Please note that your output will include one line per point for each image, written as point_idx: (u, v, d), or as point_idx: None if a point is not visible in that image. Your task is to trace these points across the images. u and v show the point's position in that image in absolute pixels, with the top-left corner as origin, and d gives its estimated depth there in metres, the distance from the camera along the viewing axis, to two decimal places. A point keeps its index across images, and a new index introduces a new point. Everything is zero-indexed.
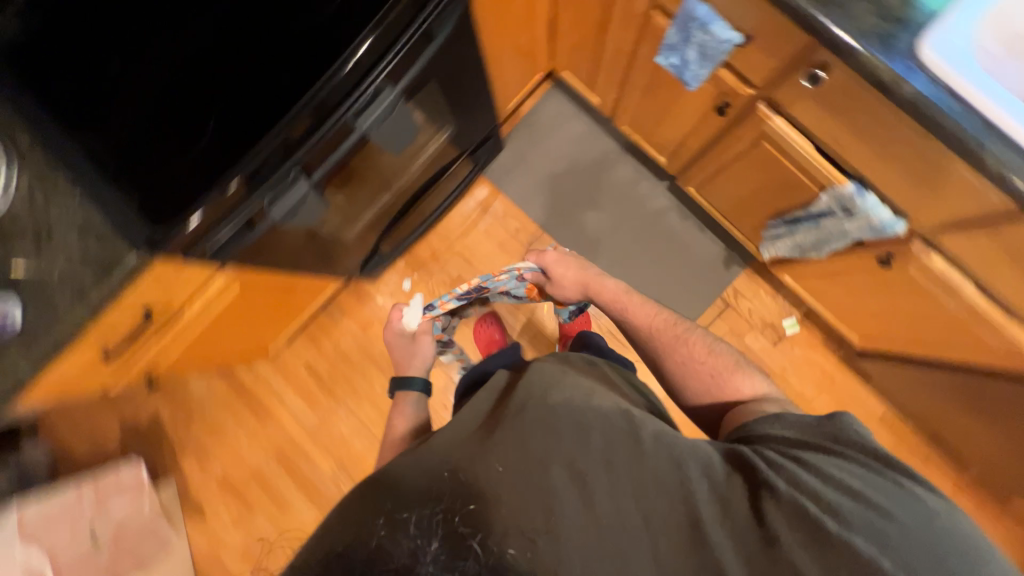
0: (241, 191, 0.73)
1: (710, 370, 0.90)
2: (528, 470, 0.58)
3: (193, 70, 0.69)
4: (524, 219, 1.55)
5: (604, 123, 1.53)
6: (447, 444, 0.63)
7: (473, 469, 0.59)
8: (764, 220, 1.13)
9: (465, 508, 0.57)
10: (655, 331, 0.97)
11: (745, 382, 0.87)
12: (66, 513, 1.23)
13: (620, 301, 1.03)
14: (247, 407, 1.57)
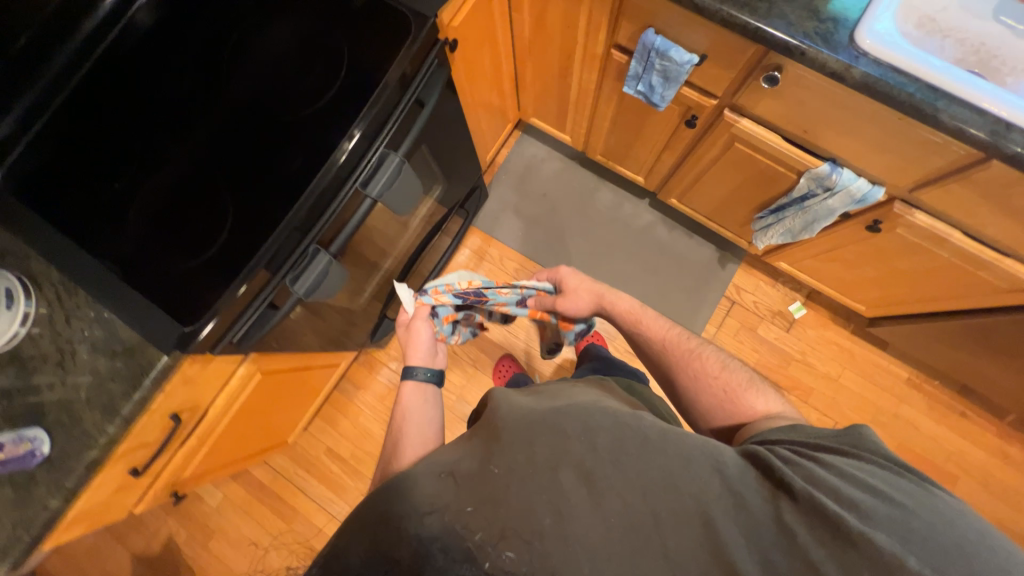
0: (266, 275, 0.73)
1: (721, 386, 0.87)
2: (528, 465, 0.54)
3: (204, 175, 0.74)
4: (520, 259, 1.59)
5: (577, 157, 1.62)
6: (449, 452, 0.60)
7: (473, 467, 0.56)
8: (752, 213, 1.20)
9: (463, 506, 0.52)
10: (667, 348, 0.95)
11: (759, 400, 0.83)
12: None
13: (630, 321, 1.00)
14: (269, 508, 1.47)
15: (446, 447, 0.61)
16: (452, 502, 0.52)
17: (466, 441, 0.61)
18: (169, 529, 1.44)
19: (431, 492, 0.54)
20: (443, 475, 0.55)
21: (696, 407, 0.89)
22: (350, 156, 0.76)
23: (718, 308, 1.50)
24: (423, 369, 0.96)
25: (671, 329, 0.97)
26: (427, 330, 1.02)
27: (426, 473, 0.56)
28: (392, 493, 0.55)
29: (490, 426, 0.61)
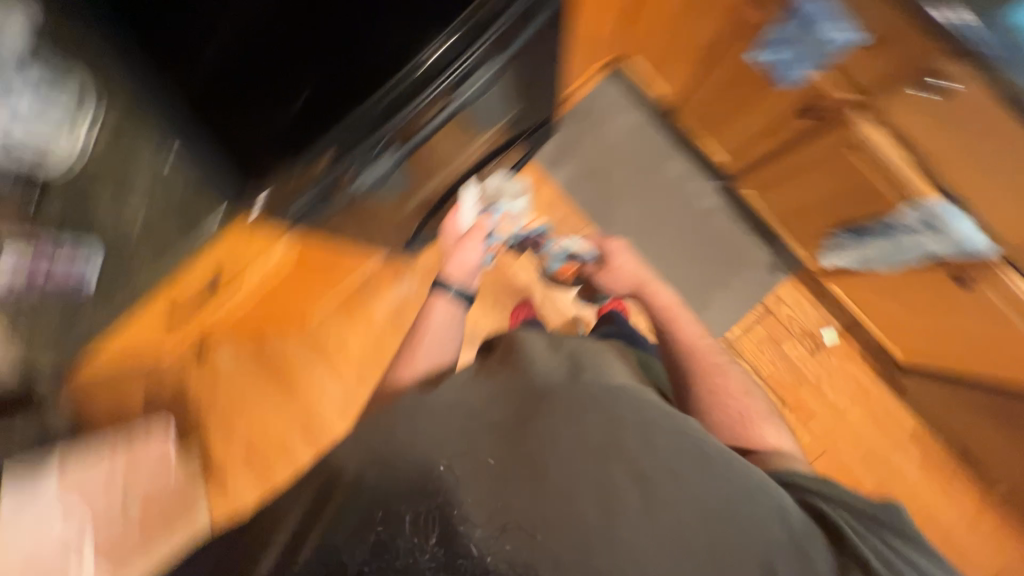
0: (330, 159, 0.72)
1: (738, 410, 0.87)
2: (545, 444, 0.58)
3: (289, 20, 0.67)
4: (569, 208, 1.52)
5: (659, 117, 1.49)
6: (447, 427, 0.61)
7: (492, 428, 0.60)
8: (827, 228, 1.18)
9: (475, 465, 0.57)
10: (697, 358, 0.92)
11: (771, 432, 0.85)
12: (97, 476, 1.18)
13: (666, 321, 0.97)
14: (273, 377, 1.56)
15: (467, 391, 0.66)
16: (468, 458, 0.58)
17: (488, 392, 0.65)
18: None
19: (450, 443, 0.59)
20: (462, 428, 0.60)
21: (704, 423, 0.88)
22: (439, 58, 0.72)
23: (753, 313, 1.46)
24: (456, 290, 0.97)
25: (704, 341, 0.94)
26: (474, 253, 1.01)
27: (448, 421, 0.61)
28: (413, 432, 0.60)
29: (513, 387, 0.65)
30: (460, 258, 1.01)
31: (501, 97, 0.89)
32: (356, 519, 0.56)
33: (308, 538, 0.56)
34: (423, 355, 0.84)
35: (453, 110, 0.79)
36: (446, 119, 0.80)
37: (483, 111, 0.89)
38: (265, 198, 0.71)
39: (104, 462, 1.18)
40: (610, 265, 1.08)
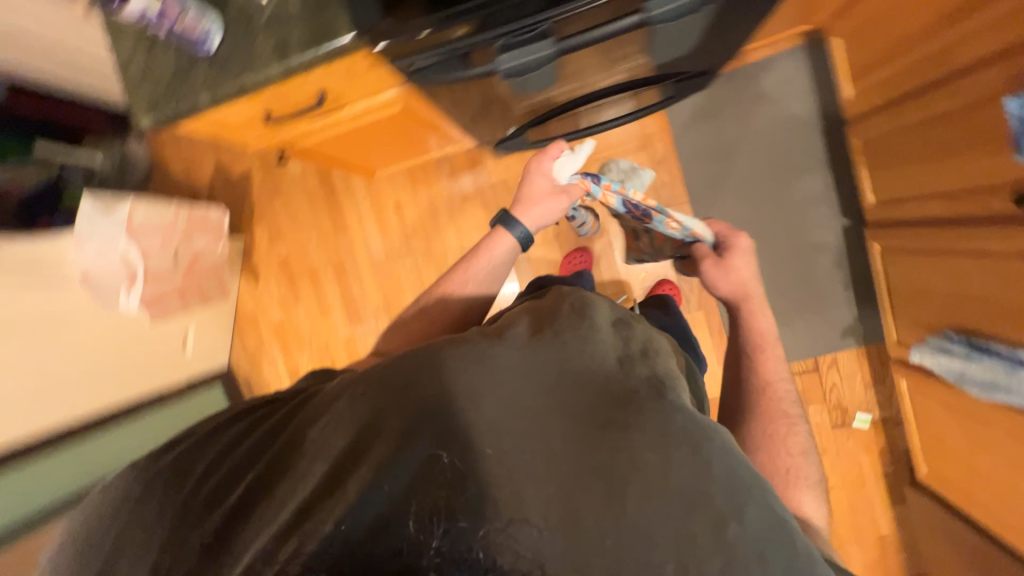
0: (472, 28, 0.60)
1: (788, 466, 0.73)
2: (610, 469, 0.39)
3: None
4: (676, 174, 1.39)
5: (826, 119, 1.28)
6: (458, 389, 0.42)
7: (535, 434, 0.41)
8: (945, 326, 0.99)
9: (515, 477, 0.39)
10: (768, 398, 0.81)
11: (810, 503, 0.71)
12: (163, 224, 1.25)
13: (750, 348, 0.86)
14: (329, 210, 1.63)
15: (502, 356, 0.44)
16: (501, 462, 0.40)
17: (536, 366, 0.43)
18: (258, 166, 1.66)
19: (477, 436, 0.41)
20: (492, 416, 0.41)
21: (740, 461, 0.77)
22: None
23: (798, 363, 1.38)
24: (522, 229, 0.89)
25: (788, 390, 0.82)
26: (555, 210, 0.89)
27: (474, 401, 0.42)
28: (423, 406, 0.42)
29: (572, 370, 0.43)
30: (538, 197, 0.90)
31: (697, 30, 0.71)
32: (341, 498, 0.39)
33: (289, 495, 0.42)
34: (472, 282, 0.85)
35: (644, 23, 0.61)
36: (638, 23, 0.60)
37: (672, 39, 0.70)
38: (392, 43, 0.63)
39: (170, 215, 1.26)
40: (725, 263, 0.90)
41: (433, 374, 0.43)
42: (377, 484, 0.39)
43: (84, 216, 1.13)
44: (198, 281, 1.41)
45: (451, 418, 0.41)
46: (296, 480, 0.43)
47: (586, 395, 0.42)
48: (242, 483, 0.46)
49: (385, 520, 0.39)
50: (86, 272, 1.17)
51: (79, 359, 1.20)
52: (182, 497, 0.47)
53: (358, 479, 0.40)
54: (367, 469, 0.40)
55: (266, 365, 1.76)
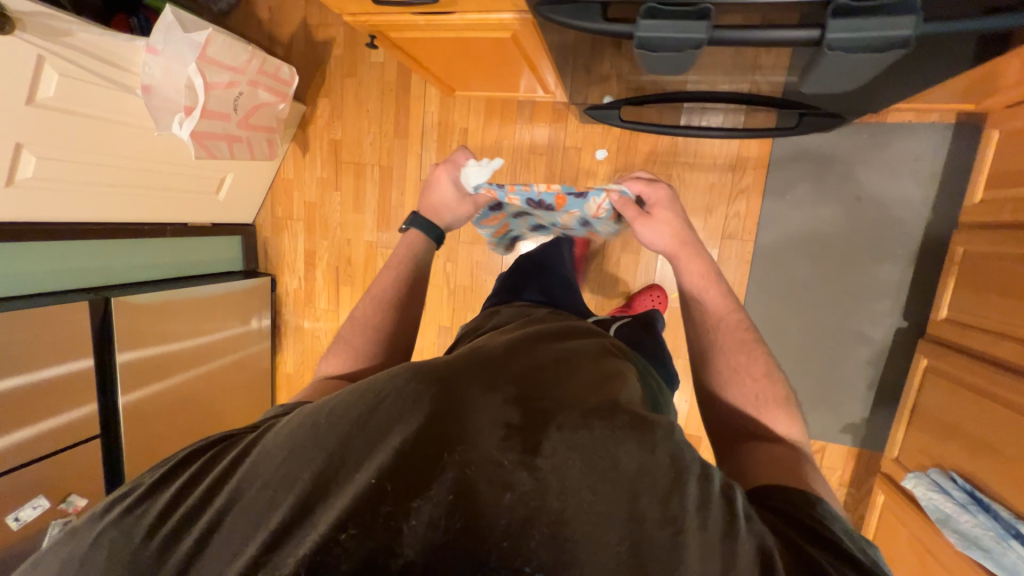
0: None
1: (753, 397, 0.69)
2: (570, 470, 0.41)
3: None
4: (753, 210, 1.30)
5: (936, 213, 1.16)
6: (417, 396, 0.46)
7: (511, 444, 0.42)
8: (951, 466, 0.95)
9: (504, 483, 0.40)
10: (724, 330, 0.76)
11: (782, 420, 0.67)
12: (236, 62, 1.21)
13: (701, 279, 0.82)
14: (395, 111, 1.57)
15: (467, 381, 0.49)
16: (489, 468, 0.41)
17: (502, 392, 0.49)
18: (343, 38, 1.58)
19: (461, 447, 0.42)
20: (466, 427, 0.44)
21: (721, 424, 0.72)
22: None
23: None
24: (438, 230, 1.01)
25: (732, 311, 0.78)
26: (459, 211, 1.01)
27: (453, 417, 0.45)
28: (403, 418, 0.44)
29: (536, 399, 0.49)
30: (448, 204, 1.01)
31: (862, 79, 0.63)
32: (336, 497, 0.39)
33: (274, 503, 0.40)
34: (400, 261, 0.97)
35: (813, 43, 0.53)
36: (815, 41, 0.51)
37: (830, 77, 0.62)
38: None
39: (244, 59, 1.22)
40: (650, 215, 0.85)
41: (409, 396, 0.46)
42: (368, 478, 0.39)
43: (162, 25, 1.08)
44: (251, 130, 1.37)
45: (436, 428, 0.44)
46: (275, 486, 0.41)
47: (555, 418, 0.46)
48: (206, 510, 0.41)
49: (384, 518, 0.37)
50: (152, 83, 1.13)
51: (112, 161, 1.21)
52: (123, 536, 0.39)
53: (351, 482, 0.40)
54: (356, 467, 0.41)
55: (287, 236, 1.79)
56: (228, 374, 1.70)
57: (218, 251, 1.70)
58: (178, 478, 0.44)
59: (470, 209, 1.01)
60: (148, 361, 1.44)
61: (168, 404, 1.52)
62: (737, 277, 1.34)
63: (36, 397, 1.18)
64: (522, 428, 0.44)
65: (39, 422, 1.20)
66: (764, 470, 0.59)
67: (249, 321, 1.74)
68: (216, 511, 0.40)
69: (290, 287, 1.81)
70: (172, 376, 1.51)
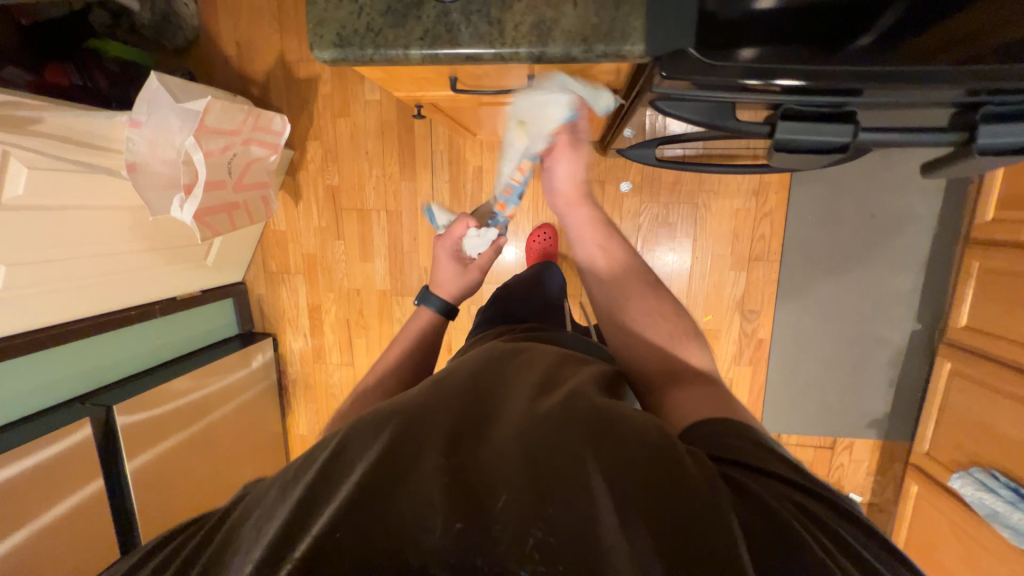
0: (761, 88, 0.51)
1: (665, 335, 0.64)
2: (533, 447, 0.40)
3: None
4: (776, 231, 1.35)
5: (942, 225, 1.26)
6: (384, 418, 0.45)
7: (480, 451, 0.40)
8: (990, 464, 1.06)
9: (478, 491, 0.37)
10: (626, 275, 0.70)
11: (692, 354, 0.62)
12: (234, 123, 1.07)
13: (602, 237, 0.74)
14: (400, 152, 1.47)
15: (421, 399, 0.47)
16: (463, 476, 0.38)
17: (457, 403, 0.47)
18: (329, 75, 1.44)
19: (428, 463, 0.39)
20: (428, 442, 0.41)
21: (637, 369, 0.63)
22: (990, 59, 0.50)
23: (815, 439, 1.46)
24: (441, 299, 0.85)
25: (633, 262, 0.72)
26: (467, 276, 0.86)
27: (413, 432, 0.42)
28: (364, 450, 0.41)
29: (497, 408, 0.47)
30: (453, 276, 0.86)
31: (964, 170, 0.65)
32: (306, 526, 0.35)
33: (241, 560, 0.36)
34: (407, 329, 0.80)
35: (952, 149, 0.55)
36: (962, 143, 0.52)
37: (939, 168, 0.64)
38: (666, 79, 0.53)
39: (241, 119, 1.08)
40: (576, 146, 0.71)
41: (379, 424, 0.44)
42: (337, 500, 0.36)
43: (147, 94, 0.94)
44: (246, 188, 1.22)
45: (406, 439, 0.41)
46: (243, 549, 0.37)
47: (516, 417, 0.44)
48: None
49: (357, 530, 0.34)
50: (136, 160, 0.96)
51: (92, 248, 1.04)
52: None
53: (322, 505, 0.37)
54: (327, 495, 0.38)
55: (285, 292, 1.64)
56: (237, 433, 1.52)
57: (209, 320, 1.54)
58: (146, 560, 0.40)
59: (478, 276, 0.87)
60: (152, 440, 1.24)
61: (177, 466, 1.31)
62: (765, 296, 1.39)
63: (29, 495, 0.97)
64: (484, 435, 0.43)
65: (36, 518, 0.98)
66: (689, 407, 0.53)
67: (251, 359, 1.56)
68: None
69: (294, 345, 1.67)
70: (182, 453, 1.33)
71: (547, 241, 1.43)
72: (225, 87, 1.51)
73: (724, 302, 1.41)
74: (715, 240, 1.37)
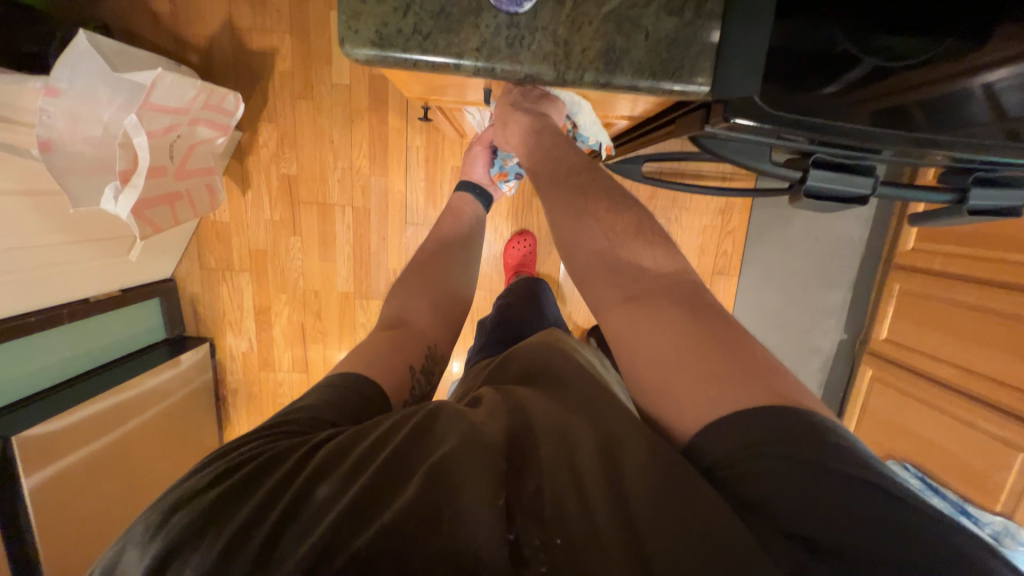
0: (798, 142, 0.52)
1: (604, 240, 0.54)
2: (592, 460, 0.39)
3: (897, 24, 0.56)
4: (736, 247, 1.46)
5: (870, 249, 1.45)
6: (457, 417, 0.43)
7: (529, 476, 0.39)
8: (904, 459, 1.30)
9: (522, 520, 0.35)
10: (559, 179, 0.58)
11: (644, 253, 0.53)
12: (182, 101, 0.90)
13: (532, 128, 0.62)
14: (371, 143, 1.34)
15: (489, 409, 0.46)
16: (518, 492, 0.37)
17: (501, 417, 0.45)
18: (290, 51, 1.28)
19: (487, 466, 0.38)
20: (490, 448, 0.40)
21: (588, 291, 0.55)
22: (978, 123, 0.53)
23: None
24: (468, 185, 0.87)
25: (565, 152, 0.60)
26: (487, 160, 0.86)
27: (463, 444, 0.39)
28: (431, 442, 0.40)
29: (563, 414, 0.45)
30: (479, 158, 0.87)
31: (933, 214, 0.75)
32: (359, 516, 0.35)
33: (288, 525, 0.35)
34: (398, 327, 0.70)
35: (944, 204, 0.62)
36: (956, 201, 0.59)
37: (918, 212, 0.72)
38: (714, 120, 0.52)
39: (191, 96, 0.91)
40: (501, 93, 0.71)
41: (452, 421, 0.43)
42: (394, 501, 0.36)
43: (70, 54, 0.76)
44: (190, 172, 1.03)
45: (471, 441, 0.40)
46: (292, 511, 0.35)
47: (559, 430, 0.43)
48: (235, 506, 0.36)
49: (405, 532, 0.34)
50: (52, 136, 0.78)
51: None
52: (173, 518, 0.36)
53: (377, 493, 0.36)
54: (387, 485, 0.37)
55: (226, 291, 1.44)
56: (172, 452, 1.32)
57: (129, 323, 1.32)
58: (213, 469, 0.40)
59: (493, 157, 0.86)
60: (73, 471, 1.03)
61: (110, 493, 1.12)
62: (723, 307, 1.50)
63: None
64: (527, 455, 0.41)
65: None
66: (654, 339, 0.46)
67: (180, 357, 1.34)
68: (239, 512, 0.35)
69: (236, 350, 1.49)
70: (109, 474, 1.11)
71: (526, 248, 1.40)
72: (153, 48, 1.28)
73: None
74: (685, 254, 1.45)
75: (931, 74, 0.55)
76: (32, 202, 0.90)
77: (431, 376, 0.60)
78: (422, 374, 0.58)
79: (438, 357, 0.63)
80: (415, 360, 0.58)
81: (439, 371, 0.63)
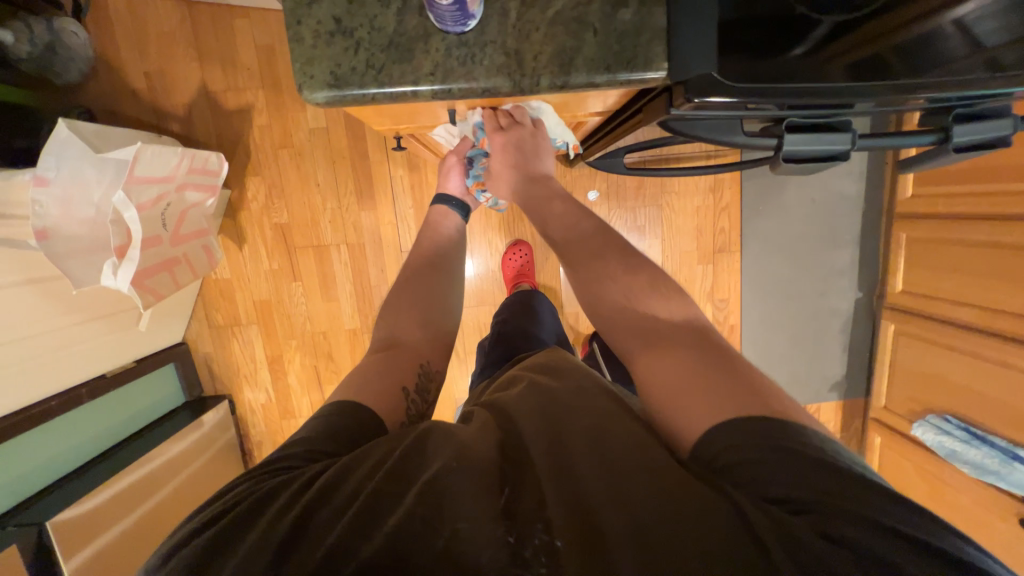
0: (766, 109, 0.52)
1: (623, 300, 0.54)
2: (591, 464, 0.38)
3: None
4: (734, 222, 1.44)
5: (869, 203, 1.42)
6: (452, 436, 0.43)
7: (525, 491, 0.38)
8: (945, 411, 1.26)
9: (522, 523, 0.35)
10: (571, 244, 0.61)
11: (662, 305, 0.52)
12: (166, 171, 0.92)
13: (547, 200, 0.67)
14: (355, 180, 1.36)
15: (484, 428, 0.46)
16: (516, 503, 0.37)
17: (490, 434, 0.45)
18: (264, 104, 1.31)
19: (484, 484, 0.38)
20: (486, 465, 0.39)
21: (613, 341, 0.54)
22: (949, 59, 0.52)
23: None
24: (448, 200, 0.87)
25: (583, 220, 0.63)
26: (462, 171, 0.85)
27: (457, 457, 0.39)
28: (426, 458, 0.40)
29: (558, 420, 0.44)
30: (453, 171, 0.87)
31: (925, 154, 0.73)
32: (358, 539, 0.34)
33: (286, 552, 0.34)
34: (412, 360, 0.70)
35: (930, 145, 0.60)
36: (941, 139, 0.58)
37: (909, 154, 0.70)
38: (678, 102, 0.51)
39: (174, 164, 0.94)
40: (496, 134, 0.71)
41: (447, 437, 0.42)
42: (391, 520, 0.35)
43: (54, 143, 0.79)
44: (184, 237, 1.06)
45: (467, 459, 0.39)
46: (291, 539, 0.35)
47: (552, 433, 0.43)
48: (234, 539, 0.35)
49: (404, 550, 0.33)
50: (47, 225, 0.80)
51: None
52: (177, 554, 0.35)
53: (375, 513, 0.36)
54: (383, 504, 0.36)
55: (237, 346, 1.46)
56: None
57: (146, 393, 1.34)
58: (214, 507, 0.39)
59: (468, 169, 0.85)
60: (110, 547, 1.04)
61: None
62: (731, 284, 1.47)
63: None
64: (524, 470, 0.40)
65: None
66: (670, 377, 0.45)
67: (201, 418, 1.36)
68: (237, 544, 0.35)
69: (255, 402, 1.50)
70: (147, 542, 1.12)
71: (522, 257, 1.40)
72: (135, 124, 1.32)
73: (696, 294, 1.47)
74: (682, 237, 1.44)
75: (894, 19, 0.53)
76: (37, 289, 0.92)
77: (427, 392, 0.60)
78: (417, 392, 0.58)
79: (434, 373, 0.62)
80: (408, 380, 0.57)
81: (435, 386, 0.62)
